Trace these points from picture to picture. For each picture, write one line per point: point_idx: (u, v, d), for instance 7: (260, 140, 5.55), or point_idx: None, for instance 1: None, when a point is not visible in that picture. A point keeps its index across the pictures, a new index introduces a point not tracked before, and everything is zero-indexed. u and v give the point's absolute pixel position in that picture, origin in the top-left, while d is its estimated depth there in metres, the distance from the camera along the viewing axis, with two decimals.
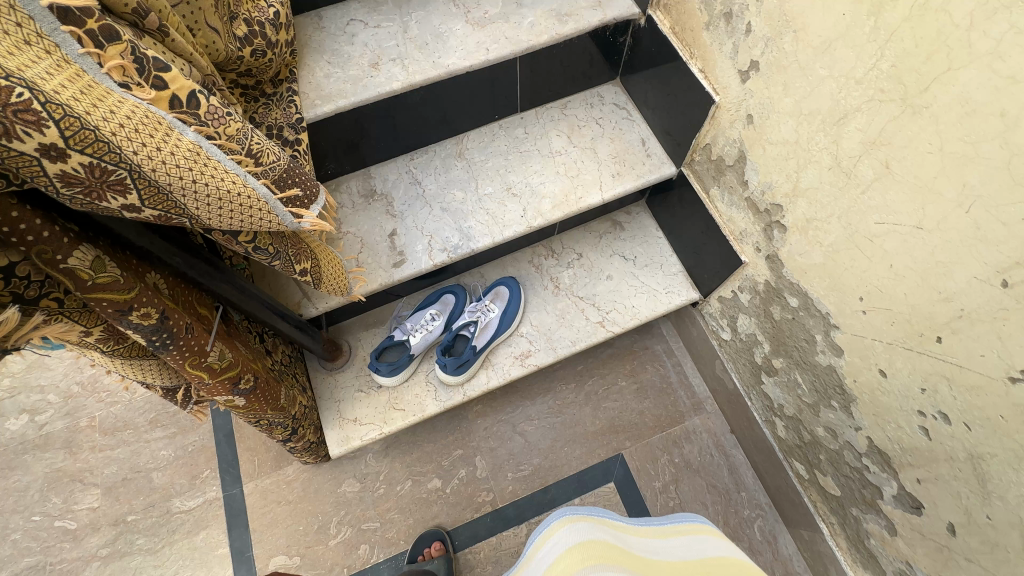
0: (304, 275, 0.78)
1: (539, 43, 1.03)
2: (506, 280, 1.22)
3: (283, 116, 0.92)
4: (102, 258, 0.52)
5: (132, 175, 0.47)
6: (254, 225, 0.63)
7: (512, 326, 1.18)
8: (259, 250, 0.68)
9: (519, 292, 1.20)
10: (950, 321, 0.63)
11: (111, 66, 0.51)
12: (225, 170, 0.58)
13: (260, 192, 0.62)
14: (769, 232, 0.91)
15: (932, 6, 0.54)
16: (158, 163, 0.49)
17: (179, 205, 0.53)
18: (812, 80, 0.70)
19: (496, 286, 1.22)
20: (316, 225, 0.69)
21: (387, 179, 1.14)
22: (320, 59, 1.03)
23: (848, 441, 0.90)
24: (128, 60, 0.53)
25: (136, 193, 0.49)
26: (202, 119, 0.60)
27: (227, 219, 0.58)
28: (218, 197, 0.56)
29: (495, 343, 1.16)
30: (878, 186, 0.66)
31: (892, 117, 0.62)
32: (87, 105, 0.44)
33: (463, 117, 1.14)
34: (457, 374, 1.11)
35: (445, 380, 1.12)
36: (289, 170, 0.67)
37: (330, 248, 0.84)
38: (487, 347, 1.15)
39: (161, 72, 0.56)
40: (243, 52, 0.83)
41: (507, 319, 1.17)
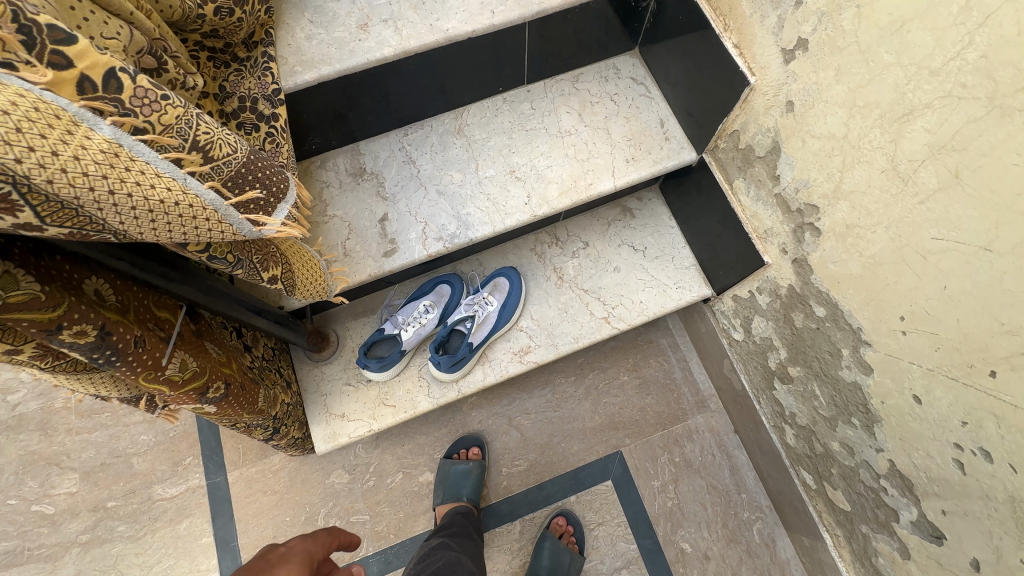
0: (274, 283, 0.70)
1: (551, 7, 0.90)
2: (507, 270, 1.13)
3: (257, 86, 0.81)
4: (12, 273, 0.43)
5: (19, 189, 0.39)
6: (202, 236, 0.54)
7: (511, 320, 1.10)
8: (216, 259, 0.60)
9: (519, 283, 1.11)
10: (1009, 355, 0.56)
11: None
12: (156, 173, 0.49)
13: (207, 198, 0.53)
14: (799, 233, 0.82)
15: None
16: (56, 174, 0.40)
17: (94, 220, 0.45)
18: (873, 67, 0.60)
19: (496, 276, 1.14)
20: (281, 233, 0.62)
21: (377, 157, 1.03)
22: (301, 17, 0.90)
23: (866, 460, 0.85)
24: (9, 30, 0.40)
25: (30, 210, 0.40)
26: (127, 105, 0.47)
27: (164, 231, 0.50)
28: (147, 207, 0.47)
29: (493, 338, 1.08)
30: (942, 196, 0.57)
31: (972, 118, 0.52)
32: None
33: (463, 89, 1.02)
34: (451, 371, 1.04)
35: (439, 377, 1.06)
36: (249, 164, 0.57)
37: (305, 249, 0.75)
38: (484, 342, 1.07)
39: (61, 45, 0.43)
40: (205, 9, 0.70)
41: (507, 313, 1.08)
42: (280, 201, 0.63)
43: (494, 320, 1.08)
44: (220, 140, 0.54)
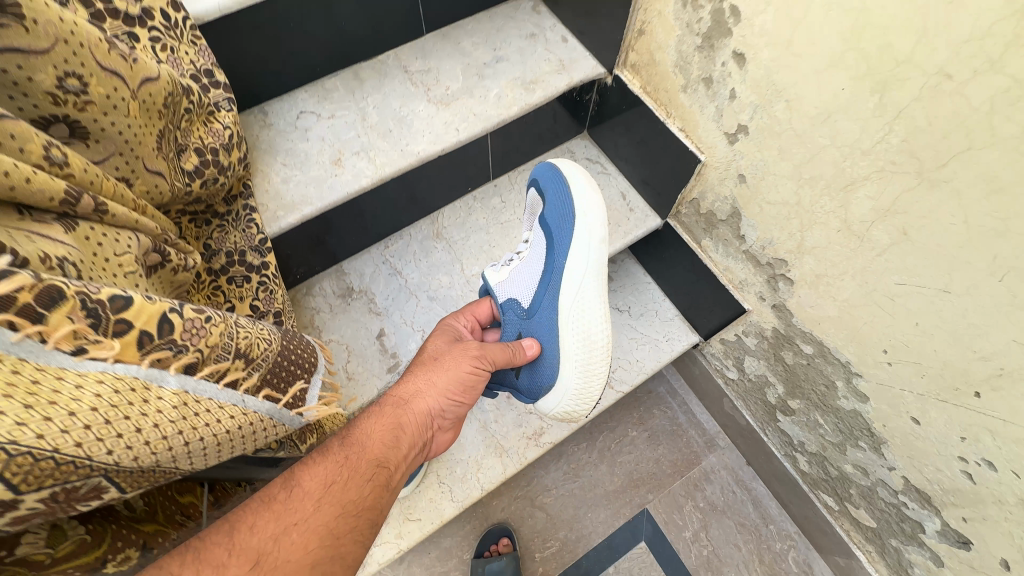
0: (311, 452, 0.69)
1: (509, 116, 0.97)
2: (540, 173, 0.87)
3: (242, 238, 0.81)
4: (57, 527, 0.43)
5: (109, 475, 0.38)
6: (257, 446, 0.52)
7: (591, 204, 0.79)
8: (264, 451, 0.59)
9: (571, 174, 0.82)
10: (988, 378, 0.63)
11: (58, 336, 0.36)
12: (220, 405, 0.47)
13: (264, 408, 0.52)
14: (773, 284, 0.90)
15: (945, 88, 0.51)
16: (141, 449, 0.39)
17: (168, 470, 0.43)
18: (811, 148, 0.69)
19: (534, 200, 0.90)
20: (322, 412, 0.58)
21: (363, 274, 1.05)
22: (274, 161, 0.90)
23: (882, 479, 0.90)
24: (79, 320, 0.38)
25: (112, 484, 0.39)
26: (180, 344, 0.46)
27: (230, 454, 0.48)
28: (216, 441, 0.46)
29: (593, 286, 0.79)
30: (896, 249, 0.65)
31: (908, 188, 0.60)
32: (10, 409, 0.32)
33: (434, 197, 1.07)
34: (568, 371, 0.81)
35: (569, 391, 0.81)
36: (283, 350, 0.58)
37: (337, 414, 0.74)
38: (577, 270, 0.79)
39: (120, 312, 0.42)
40: (193, 187, 0.68)
41: (563, 202, 0.81)
42: (314, 372, 0.63)
43: (554, 266, 0.80)
44: (255, 339, 0.54)
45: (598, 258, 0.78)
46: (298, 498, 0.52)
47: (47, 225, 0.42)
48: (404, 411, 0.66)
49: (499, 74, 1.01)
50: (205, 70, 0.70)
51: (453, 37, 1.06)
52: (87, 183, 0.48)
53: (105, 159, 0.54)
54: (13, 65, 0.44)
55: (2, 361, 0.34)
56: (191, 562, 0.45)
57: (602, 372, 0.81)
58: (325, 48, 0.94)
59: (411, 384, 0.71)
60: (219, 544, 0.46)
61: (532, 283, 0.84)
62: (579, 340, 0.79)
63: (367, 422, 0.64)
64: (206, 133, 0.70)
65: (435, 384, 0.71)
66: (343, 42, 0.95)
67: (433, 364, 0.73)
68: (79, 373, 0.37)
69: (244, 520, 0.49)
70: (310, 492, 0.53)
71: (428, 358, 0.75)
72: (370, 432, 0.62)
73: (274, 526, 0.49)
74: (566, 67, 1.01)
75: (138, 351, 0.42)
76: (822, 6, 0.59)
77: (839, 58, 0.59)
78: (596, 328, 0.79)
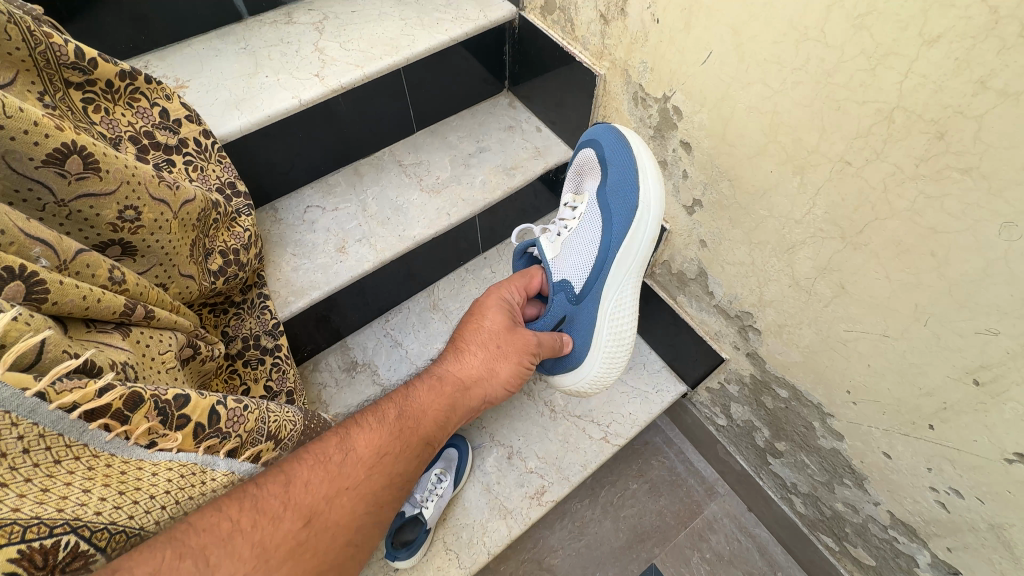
0: None
1: (494, 198, 1.09)
2: (598, 138, 0.86)
3: (257, 324, 0.88)
4: None
5: None
6: None
7: (653, 193, 0.81)
8: None
9: (638, 151, 0.81)
10: (936, 411, 0.69)
11: (140, 434, 0.45)
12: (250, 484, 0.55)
13: None
14: (744, 334, 0.98)
15: (848, 172, 0.62)
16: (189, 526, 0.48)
17: None
18: (755, 218, 0.80)
19: (585, 160, 0.90)
20: None
21: (366, 348, 1.13)
22: (285, 252, 1.00)
23: (871, 515, 0.94)
24: (153, 418, 0.46)
25: None
26: (224, 432, 0.53)
27: None
28: None
29: (634, 275, 0.85)
30: (839, 301, 0.74)
31: (837, 250, 0.69)
32: (112, 497, 0.41)
33: (431, 272, 1.17)
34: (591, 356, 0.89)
35: (589, 376, 0.90)
36: (307, 428, 0.65)
37: None
38: (627, 261, 0.84)
39: (181, 408, 0.49)
40: (217, 284, 0.76)
41: (627, 187, 0.81)
42: None
43: (608, 250, 0.84)
44: (285, 421, 0.61)
45: (643, 251, 0.84)
46: (360, 461, 0.57)
47: (109, 334, 0.50)
48: (459, 388, 0.73)
49: (483, 162, 1.14)
50: (228, 183, 0.81)
51: (442, 132, 1.20)
52: (136, 293, 0.56)
53: (147, 270, 0.65)
54: (85, 206, 0.56)
55: (100, 458, 0.42)
56: (258, 506, 0.48)
57: (620, 364, 0.90)
58: (329, 151, 1.07)
59: (461, 362, 0.76)
60: (277, 495, 0.50)
61: (586, 263, 0.87)
62: (609, 325, 0.87)
63: (422, 396, 0.69)
64: (229, 236, 0.79)
65: (481, 364, 0.76)
66: (345, 144, 1.08)
67: (485, 343, 0.78)
68: (153, 462, 0.46)
69: (302, 471, 0.54)
70: (366, 453, 0.58)
71: (481, 334, 0.79)
72: (423, 407, 0.68)
73: (337, 482, 0.54)
74: (542, 153, 1.16)
75: (193, 440, 0.50)
76: (744, 108, 0.71)
77: (764, 148, 0.71)
78: (623, 315, 0.87)
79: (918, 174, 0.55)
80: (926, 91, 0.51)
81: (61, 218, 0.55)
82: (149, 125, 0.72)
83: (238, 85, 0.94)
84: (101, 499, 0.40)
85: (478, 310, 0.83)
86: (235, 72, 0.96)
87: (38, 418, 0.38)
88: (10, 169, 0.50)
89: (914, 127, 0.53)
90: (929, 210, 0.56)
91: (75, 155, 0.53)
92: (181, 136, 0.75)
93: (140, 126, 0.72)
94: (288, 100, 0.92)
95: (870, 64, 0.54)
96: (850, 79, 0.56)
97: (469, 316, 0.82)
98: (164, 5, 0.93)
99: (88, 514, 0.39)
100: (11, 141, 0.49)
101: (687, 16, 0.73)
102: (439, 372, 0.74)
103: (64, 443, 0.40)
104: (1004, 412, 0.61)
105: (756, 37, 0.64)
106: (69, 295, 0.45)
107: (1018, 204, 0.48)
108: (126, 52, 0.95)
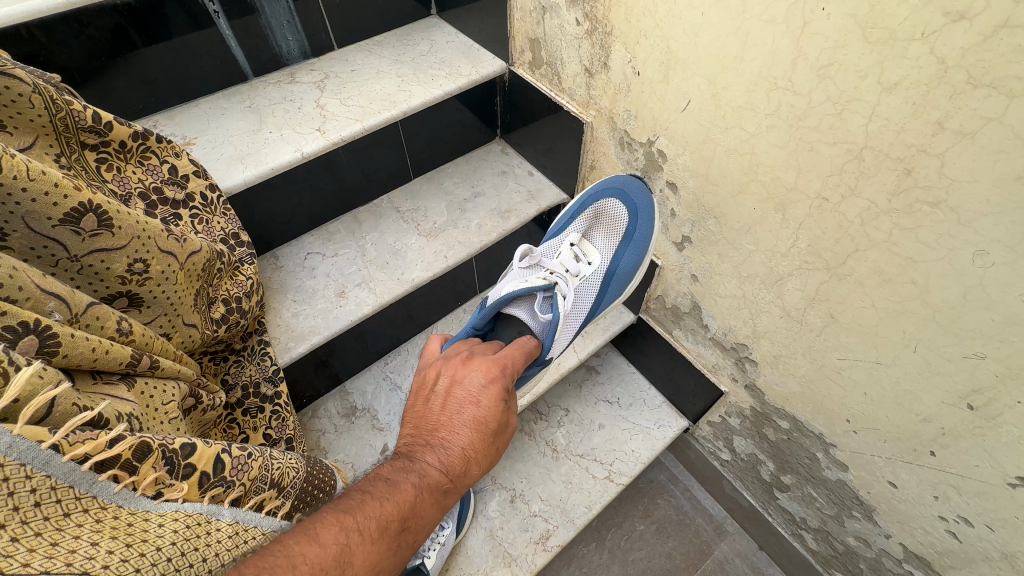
0: None
1: (490, 240, 1.12)
2: (638, 207, 0.93)
3: (257, 370, 0.88)
4: None
5: None
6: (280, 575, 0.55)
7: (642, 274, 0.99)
8: None
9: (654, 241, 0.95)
10: (935, 437, 0.69)
11: (147, 484, 0.43)
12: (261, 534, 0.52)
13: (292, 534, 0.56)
14: (741, 365, 0.99)
15: (827, 206, 0.65)
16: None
17: None
18: (743, 252, 0.83)
19: (614, 214, 0.96)
20: None
21: (365, 392, 1.12)
22: (285, 298, 1.01)
23: (883, 549, 0.92)
24: (161, 468, 0.46)
25: None
26: (229, 481, 0.53)
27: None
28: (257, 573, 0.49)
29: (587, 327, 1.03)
30: (830, 330, 0.75)
31: (824, 280, 0.72)
32: (117, 548, 0.37)
33: (429, 313, 1.19)
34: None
35: None
36: (309, 475, 0.64)
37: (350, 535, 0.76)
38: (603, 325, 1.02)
39: (187, 458, 0.49)
40: (220, 331, 0.77)
41: (633, 273, 0.97)
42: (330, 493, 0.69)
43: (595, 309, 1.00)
44: (287, 468, 0.61)
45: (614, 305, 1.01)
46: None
47: (116, 385, 0.51)
48: (458, 477, 0.61)
49: (478, 206, 1.18)
50: (232, 233, 0.84)
51: (437, 179, 1.25)
52: (142, 344, 0.57)
53: (152, 320, 0.66)
54: (97, 259, 0.58)
55: (108, 510, 0.40)
56: None
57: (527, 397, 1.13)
58: (329, 200, 1.11)
59: (464, 451, 0.62)
60: None
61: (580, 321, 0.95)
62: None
63: (417, 498, 0.56)
64: (231, 284, 0.81)
65: (488, 452, 0.65)
66: (344, 193, 1.12)
67: (495, 431, 0.65)
68: (160, 514, 0.44)
69: None
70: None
71: (489, 419, 0.66)
72: (418, 514, 0.55)
73: None
74: (535, 196, 1.20)
75: (198, 489, 0.50)
76: (724, 150, 0.75)
77: (746, 187, 0.75)
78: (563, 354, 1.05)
79: (891, 208, 0.58)
80: (889, 132, 0.54)
81: (73, 272, 0.57)
82: (158, 180, 0.75)
83: (242, 141, 0.98)
84: (109, 552, 0.37)
85: (487, 380, 0.69)
86: (240, 129, 1.00)
87: (51, 470, 0.37)
88: (28, 228, 0.52)
89: (883, 165, 0.57)
90: (905, 241, 0.59)
91: (91, 213, 0.56)
92: (188, 191, 0.77)
93: (150, 182, 0.75)
94: (290, 154, 0.95)
95: (836, 109, 0.58)
96: (820, 122, 0.61)
97: (475, 384, 0.68)
98: (174, 70, 0.99)
99: (98, 567, 0.35)
100: (32, 202, 0.51)
101: (665, 68, 0.78)
102: (436, 451, 0.62)
103: (73, 495, 0.38)
104: (1001, 435, 0.61)
105: (730, 86, 0.69)
106: (80, 347, 0.46)
107: (987, 233, 0.51)
108: (136, 113, 0.99)
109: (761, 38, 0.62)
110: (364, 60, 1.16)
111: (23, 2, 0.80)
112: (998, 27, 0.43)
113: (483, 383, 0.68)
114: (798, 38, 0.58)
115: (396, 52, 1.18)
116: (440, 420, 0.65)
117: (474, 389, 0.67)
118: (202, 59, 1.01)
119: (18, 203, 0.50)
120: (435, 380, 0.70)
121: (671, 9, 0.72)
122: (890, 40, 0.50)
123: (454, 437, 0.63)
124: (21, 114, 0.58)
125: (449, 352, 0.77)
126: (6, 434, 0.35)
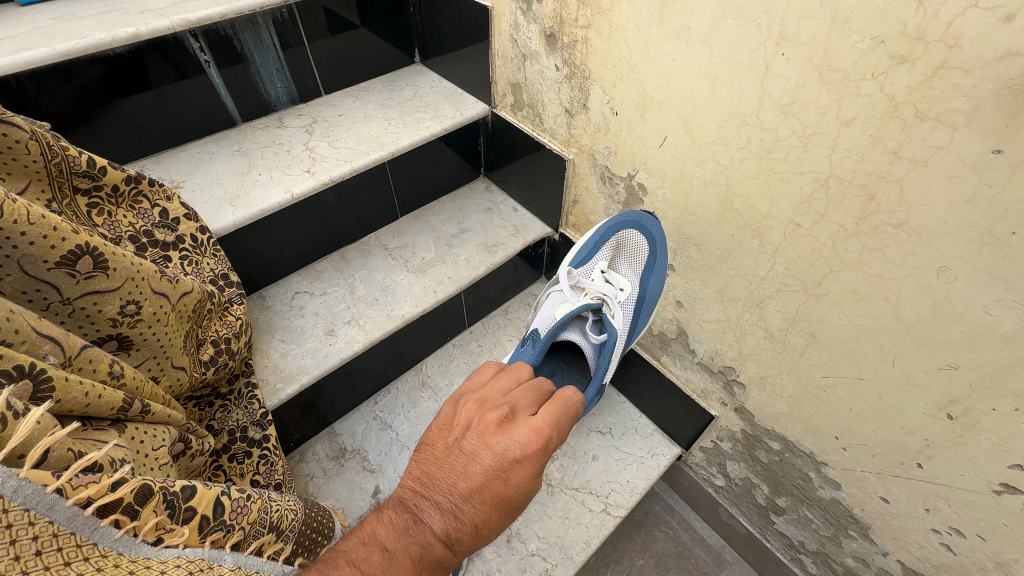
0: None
1: (478, 274, 1.14)
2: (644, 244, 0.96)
3: (244, 415, 0.85)
4: None
5: None
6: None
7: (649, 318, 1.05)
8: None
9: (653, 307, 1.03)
10: (921, 449, 0.71)
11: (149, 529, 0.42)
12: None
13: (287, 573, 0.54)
14: (729, 389, 1.01)
15: (800, 232, 0.70)
16: None
17: None
18: (724, 277, 0.86)
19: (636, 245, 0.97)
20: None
21: (355, 433, 1.10)
22: (273, 338, 1.00)
23: (882, 568, 0.92)
24: (162, 513, 0.45)
25: None
26: (228, 525, 0.52)
27: None
28: None
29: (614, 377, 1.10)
30: (812, 348, 0.78)
31: (801, 301, 0.75)
32: None
33: (418, 350, 1.19)
34: None
35: None
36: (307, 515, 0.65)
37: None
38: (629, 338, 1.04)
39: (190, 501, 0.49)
40: (208, 375, 0.75)
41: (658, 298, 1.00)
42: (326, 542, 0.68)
43: None
44: (285, 510, 0.61)
45: None
46: None
47: (108, 430, 0.49)
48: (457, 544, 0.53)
49: (465, 242, 1.21)
50: (221, 274, 0.83)
51: (424, 217, 1.27)
52: (133, 388, 0.56)
53: (140, 363, 0.65)
54: (89, 302, 0.58)
55: (108, 559, 0.39)
56: None
57: None
58: (318, 239, 1.12)
59: (472, 521, 0.54)
60: None
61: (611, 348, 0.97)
62: None
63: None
64: (221, 325, 0.80)
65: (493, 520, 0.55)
66: (332, 232, 1.13)
67: (514, 508, 0.57)
68: (161, 561, 0.43)
69: None
70: None
71: (510, 495, 0.55)
72: None
73: None
74: (519, 231, 1.24)
75: (197, 535, 0.48)
76: (700, 182, 0.80)
77: (723, 215, 0.80)
78: None
79: (860, 231, 0.63)
80: (852, 162, 0.59)
81: (64, 316, 0.57)
82: (148, 223, 0.75)
83: (232, 183, 0.99)
84: None
85: (524, 455, 0.55)
86: (229, 171, 1.02)
87: (53, 515, 0.36)
88: (24, 272, 0.52)
89: (848, 192, 0.61)
90: (874, 260, 0.63)
91: (87, 255, 0.56)
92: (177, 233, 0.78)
93: (140, 226, 0.75)
94: (280, 195, 0.96)
95: (801, 142, 0.63)
96: (788, 154, 0.65)
97: (509, 454, 0.55)
98: (163, 118, 1.01)
99: None
100: (30, 246, 0.51)
101: (642, 108, 0.84)
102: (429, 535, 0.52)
103: (74, 542, 0.38)
104: (981, 443, 0.63)
105: (703, 123, 0.74)
106: (73, 392, 0.46)
107: (948, 250, 0.55)
108: (122, 159, 1.00)
109: (729, 81, 0.68)
110: (351, 105, 1.20)
111: (16, 53, 0.81)
112: (937, 68, 0.48)
113: (517, 458, 0.55)
114: (762, 80, 0.64)
115: (382, 97, 1.23)
116: (449, 488, 0.54)
117: (507, 459, 0.55)
118: (192, 107, 1.03)
119: (16, 246, 0.50)
120: (465, 428, 0.59)
121: (644, 56, 0.78)
122: (845, 81, 0.56)
123: (466, 507, 0.54)
124: (17, 160, 0.58)
125: (498, 390, 0.66)
126: (13, 477, 0.35)
